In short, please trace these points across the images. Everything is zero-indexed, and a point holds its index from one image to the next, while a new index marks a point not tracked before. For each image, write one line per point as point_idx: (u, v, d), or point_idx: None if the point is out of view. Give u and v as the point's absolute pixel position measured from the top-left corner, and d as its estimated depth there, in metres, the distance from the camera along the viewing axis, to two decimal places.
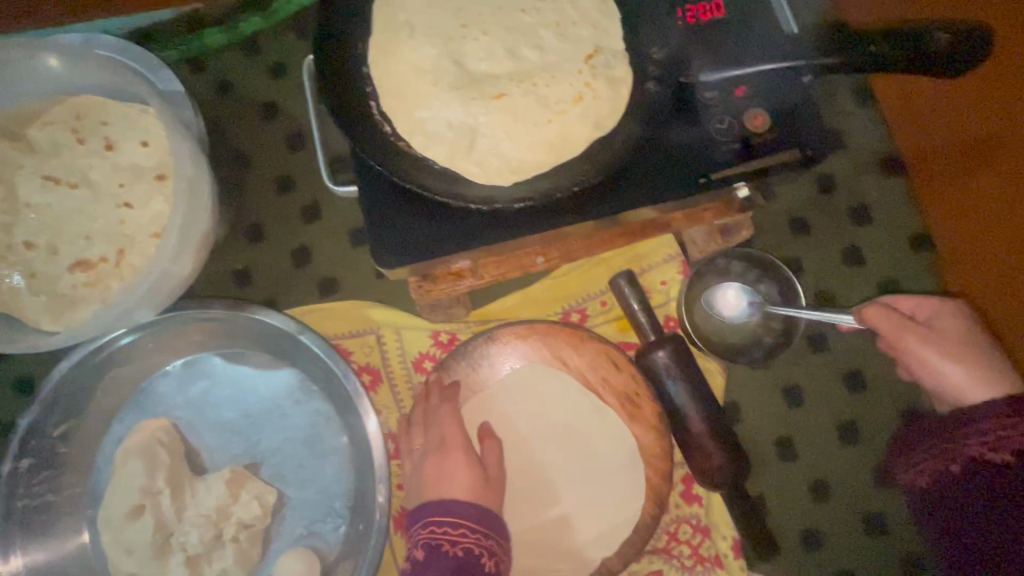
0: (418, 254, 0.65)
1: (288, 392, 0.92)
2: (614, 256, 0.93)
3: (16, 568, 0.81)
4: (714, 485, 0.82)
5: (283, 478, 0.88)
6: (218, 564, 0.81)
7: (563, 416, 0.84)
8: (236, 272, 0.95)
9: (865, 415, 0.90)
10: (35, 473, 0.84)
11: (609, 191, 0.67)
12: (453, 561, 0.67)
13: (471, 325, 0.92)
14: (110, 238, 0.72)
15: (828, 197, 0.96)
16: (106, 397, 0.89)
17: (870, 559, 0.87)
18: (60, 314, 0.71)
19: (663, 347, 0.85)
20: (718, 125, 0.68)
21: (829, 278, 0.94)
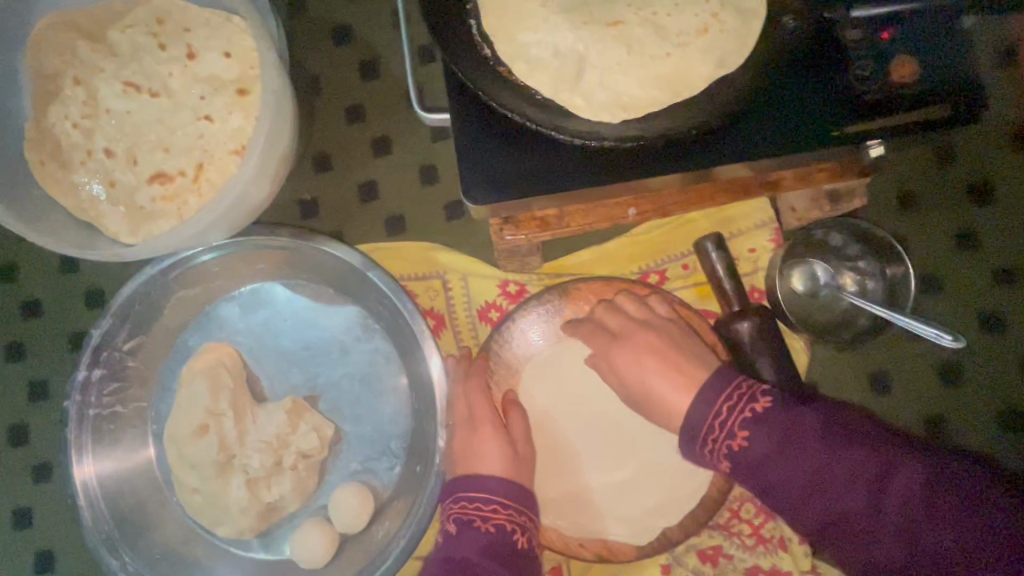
0: (512, 192, 0.61)
1: (350, 329, 0.90)
2: (701, 217, 0.86)
3: (88, 472, 0.83)
4: None
5: (341, 413, 0.88)
6: (276, 490, 0.81)
7: None
8: (303, 201, 0.92)
9: (961, 413, 0.83)
10: (105, 383, 0.86)
11: (726, 138, 0.61)
12: (486, 537, 0.67)
13: (542, 277, 0.87)
14: (188, 151, 0.69)
15: (949, 171, 0.85)
16: (172, 317, 0.89)
17: None
18: (138, 226, 0.69)
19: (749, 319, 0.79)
20: (859, 72, 0.60)
21: (939, 260, 0.84)
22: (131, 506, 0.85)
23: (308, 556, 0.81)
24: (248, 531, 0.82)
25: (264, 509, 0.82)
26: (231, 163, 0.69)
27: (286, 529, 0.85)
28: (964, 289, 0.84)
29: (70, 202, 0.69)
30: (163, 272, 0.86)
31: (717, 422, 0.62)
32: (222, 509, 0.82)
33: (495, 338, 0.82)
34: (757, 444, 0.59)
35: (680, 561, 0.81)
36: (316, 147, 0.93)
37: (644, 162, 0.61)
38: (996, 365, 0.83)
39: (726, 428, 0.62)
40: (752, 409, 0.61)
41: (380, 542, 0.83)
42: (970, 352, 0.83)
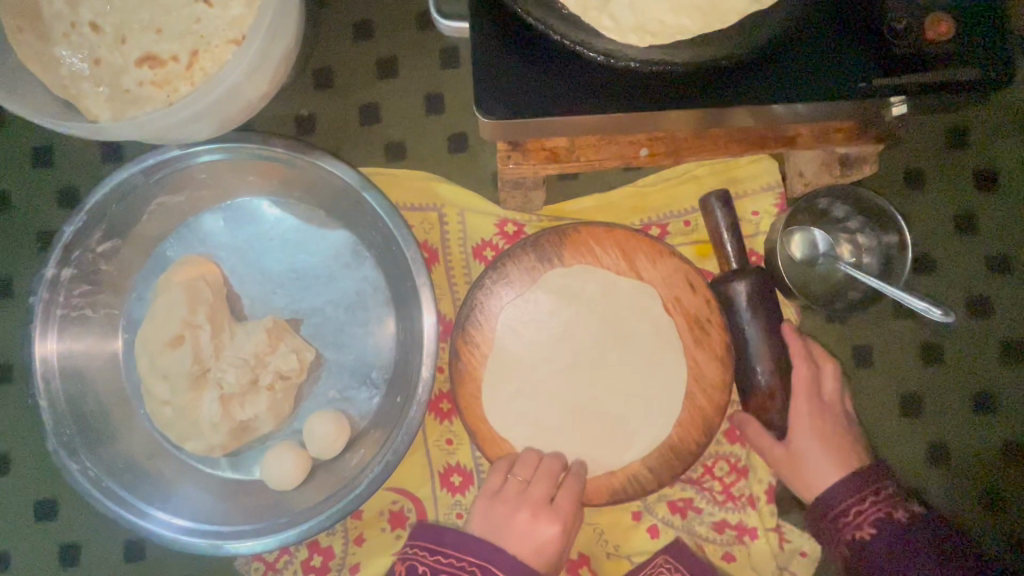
0: (528, 110, 0.57)
1: (340, 254, 0.87)
2: (708, 174, 0.85)
3: (50, 375, 0.79)
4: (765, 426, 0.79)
5: (323, 339, 0.85)
6: (250, 410, 0.79)
7: (625, 331, 0.79)
8: (300, 117, 0.88)
9: (935, 392, 0.84)
10: (76, 285, 0.81)
11: (752, 78, 0.59)
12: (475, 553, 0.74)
13: (542, 220, 0.85)
14: (182, 35, 0.64)
15: (956, 154, 0.86)
16: (152, 222, 0.85)
17: None
18: (122, 111, 0.64)
19: (747, 279, 0.78)
20: (893, 24, 0.58)
21: (934, 242, 0.85)
22: (95, 414, 0.82)
23: (279, 477, 0.79)
24: (218, 448, 0.80)
25: (236, 427, 0.80)
26: (227, 53, 0.64)
27: (257, 451, 0.84)
28: (955, 272, 0.85)
29: (49, 78, 0.64)
30: (145, 173, 0.80)
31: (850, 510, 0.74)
32: (192, 424, 0.79)
33: (488, 274, 0.79)
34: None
35: (651, 511, 0.82)
36: (318, 61, 0.88)
37: (664, 95, 0.58)
38: (975, 349, 0.84)
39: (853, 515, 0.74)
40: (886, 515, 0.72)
41: (353, 471, 0.81)
42: (952, 334, 0.85)
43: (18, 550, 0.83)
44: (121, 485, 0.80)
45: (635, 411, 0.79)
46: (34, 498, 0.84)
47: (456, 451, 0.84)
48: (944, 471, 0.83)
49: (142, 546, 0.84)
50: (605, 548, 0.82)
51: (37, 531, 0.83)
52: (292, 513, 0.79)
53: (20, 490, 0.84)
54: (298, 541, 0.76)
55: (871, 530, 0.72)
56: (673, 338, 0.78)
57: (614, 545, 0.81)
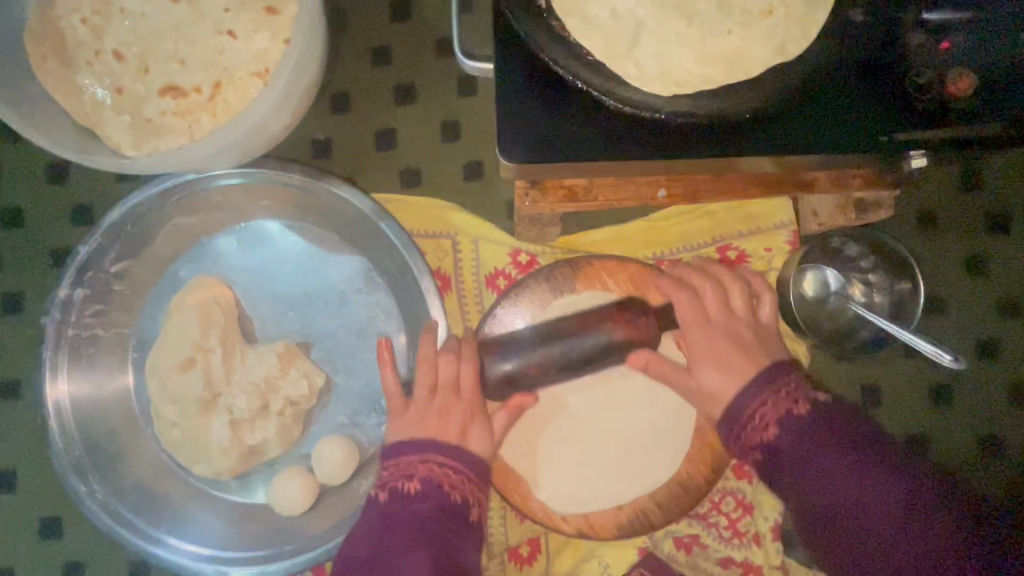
0: (549, 155, 0.57)
1: (352, 280, 0.87)
2: (722, 210, 0.86)
3: (61, 395, 0.79)
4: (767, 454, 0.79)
5: (333, 364, 0.85)
6: (260, 434, 0.79)
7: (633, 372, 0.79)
8: (316, 140, 0.88)
9: (941, 432, 0.85)
10: (87, 305, 0.81)
11: (775, 129, 0.58)
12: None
13: (555, 250, 0.85)
14: (206, 67, 0.64)
15: (968, 195, 0.86)
16: (165, 243, 0.85)
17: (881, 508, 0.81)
18: (143, 142, 0.64)
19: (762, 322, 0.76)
20: (914, 79, 0.59)
21: (944, 283, 0.86)
22: (103, 434, 0.82)
23: (287, 503, 0.79)
24: (226, 472, 0.80)
25: (245, 451, 0.80)
26: (251, 86, 0.64)
27: (264, 474, 0.83)
28: (965, 314, 0.85)
29: (72, 105, 0.64)
30: (160, 196, 0.81)
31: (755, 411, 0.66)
32: (201, 447, 0.79)
33: (501, 305, 0.80)
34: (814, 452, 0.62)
35: (657, 546, 0.82)
36: (335, 86, 0.89)
37: (688, 143, 0.58)
38: (982, 390, 0.85)
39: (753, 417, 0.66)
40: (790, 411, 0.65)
41: (361, 497, 0.81)
42: (959, 374, 0.85)
43: (21, 568, 0.83)
44: (128, 508, 0.80)
45: (637, 459, 0.79)
46: (40, 517, 0.84)
47: None
48: None
49: (146, 567, 0.83)
50: None
51: (42, 550, 0.83)
52: (299, 540, 0.79)
53: (26, 507, 0.84)
54: (305, 568, 0.77)
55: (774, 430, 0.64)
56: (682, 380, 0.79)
57: None
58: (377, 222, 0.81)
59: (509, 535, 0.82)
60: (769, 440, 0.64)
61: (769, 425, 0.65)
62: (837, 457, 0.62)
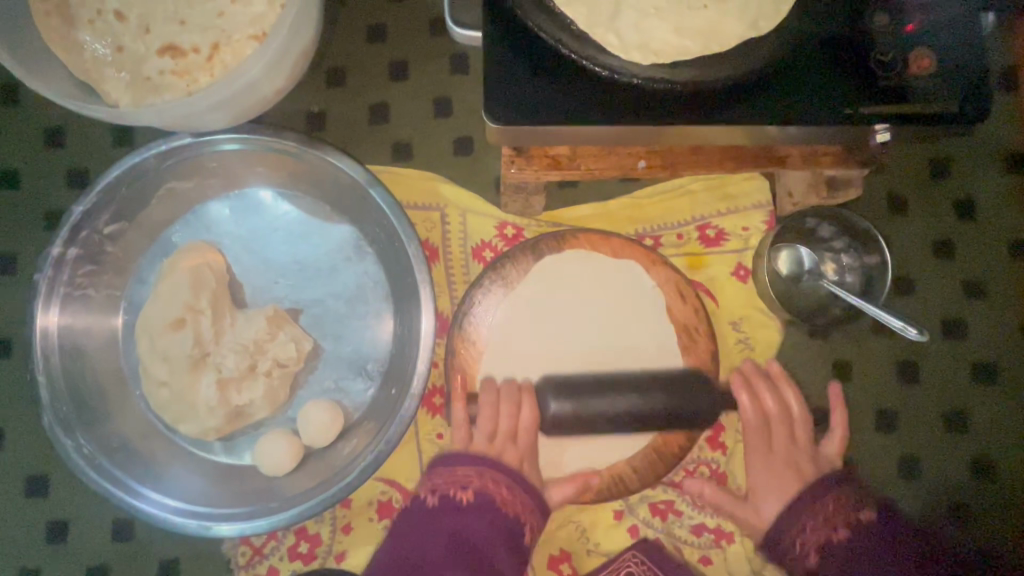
0: (532, 116, 0.60)
1: (341, 248, 0.89)
2: (702, 189, 0.89)
3: (49, 353, 0.80)
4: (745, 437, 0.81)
5: (322, 330, 0.87)
6: (247, 394, 0.81)
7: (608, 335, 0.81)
8: (310, 113, 0.91)
9: (909, 407, 0.88)
10: (80, 264, 0.82)
11: (745, 98, 0.61)
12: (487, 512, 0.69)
13: (541, 224, 0.88)
14: (205, 29, 0.67)
15: (937, 182, 0.90)
16: (160, 207, 0.87)
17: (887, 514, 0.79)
18: (140, 98, 0.66)
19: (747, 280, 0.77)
20: (879, 58, 0.62)
21: (913, 265, 0.89)
22: (91, 392, 0.83)
23: (270, 464, 0.81)
24: (212, 432, 0.81)
25: (232, 412, 0.81)
26: (248, 48, 0.67)
27: (249, 437, 0.85)
28: (932, 295, 0.89)
29: (74, 62, 0.66)
30: (156, 159, 0.82)
31: (803, 526, 0.73)
32: (189, 406, 0.81)
33: (487, 274, 0.82)
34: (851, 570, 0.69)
35: (633, 511, 0.84)
36: (331, 61, 0.91)
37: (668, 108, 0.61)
38: (949, 369, 0.88)
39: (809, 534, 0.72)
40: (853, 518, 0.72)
41: (345, 459, 0.83)
42: (926, 353, 0.88)
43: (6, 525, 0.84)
44: (114, 464, 0.80)
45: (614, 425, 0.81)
46: (25, 474, 0.84)
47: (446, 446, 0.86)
48: (916, 487, 0.87)
49: (130, 525, 0.85)
50: (586, 545, 0.84)
51: (26, 507, 0.84)
52: (282, 498, 0.80)
53: (12, 465, 0.84)
54: (287, 525, 0.78)
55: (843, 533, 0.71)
56: (661, 343, 0.81)
57: (595, 542, 0.83)
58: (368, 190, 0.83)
59: None
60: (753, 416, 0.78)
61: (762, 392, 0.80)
62: (863, 569, 0.68)
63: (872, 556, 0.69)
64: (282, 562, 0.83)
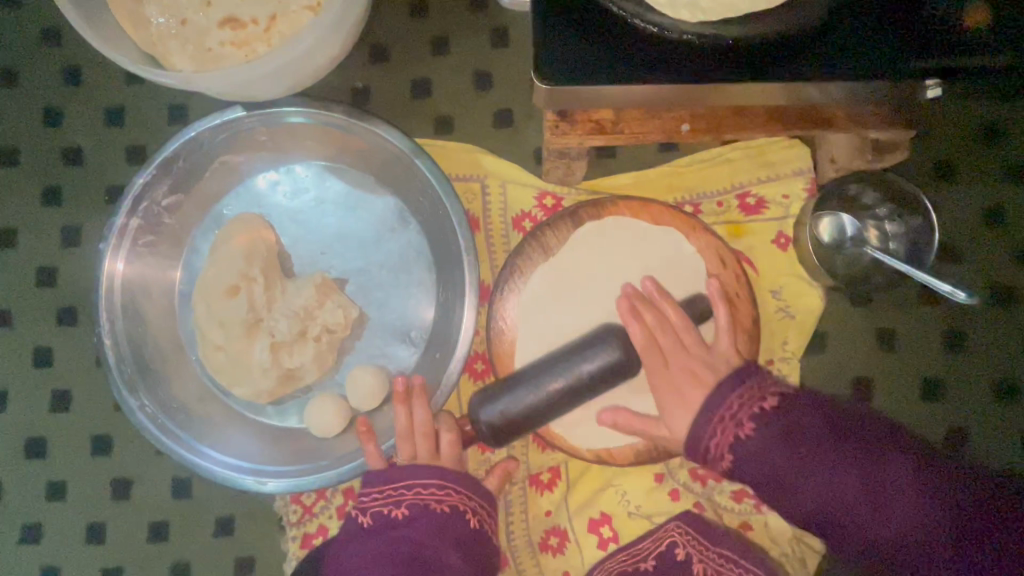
0: (582, 77, 0.61)
1: (386, 219, 0.91)
2: (742, 157, 0.89)
3: (114, 317, 0.85)
4: None
5: (367, 299, 0.90)
6: (298, 358, 0.84)
7: None
8: (355, 88, 0.93)
9: (953, 375, 0.87)
10: (141, 234, 0.87)
11: (792, 55, 0.62)
12: (436, 520, 0.71)
13: (580, 193, 0.90)
14: (263, 1, 0.70)
15: (985, 146, 0.88)
16: (213, 181, 0.90)
17: None
18: (203, 69, 0.69)
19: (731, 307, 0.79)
20: (932, 11, 0.62)
21: (960, 232, 0.88)
22: (153, 357, 0.87)
23: (319, 426, 0.83)
24: (265, 394, 0.85)
25: (284, 375, 0.84)
26: (304, 18, 0.69)
27: (299, 400, 0.88)
28: (980, 262, 0.87)
29: (141, 36, 0.70)
30: (212, 133, 0.86)
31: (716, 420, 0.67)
32: (244, 369, 0.84)
33: (528, 242, 0.84)
34: (750, 443, 0.65)
35: (673, 476, 0.85)
36: (375, 37, 0.94)
37: (718, 66, 0.62)
38: (996, 336, 0.87)
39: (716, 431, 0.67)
40: (759, 407, 0.66)
41: (392, 421, 0.85)
42: (972, 321, 0.87)
43: (76, 482, 0.89)
44: (175, 423, 0.85)
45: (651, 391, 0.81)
46: (92, 435, 0.89)
47: None
48: (962, 454, 0.86)
49: (189, 484, 0.89)
50: (627, 509, 0.85)
51: (93, 465, 0.89)
52: (332, 457, 0.83)
53: (80, 426, 0.89)
54: (339, 482, 0.81)
55: (749, 425, 0.65)
56: None
57: (635, 506, 0.85)
58: (413, 159, 0.85)
59: (531, 462, 0.86)
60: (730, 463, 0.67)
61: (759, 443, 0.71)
62: (781, 454, 0.64)
63: (840, 484, 0.63)
64: (332, 520, 0.87)
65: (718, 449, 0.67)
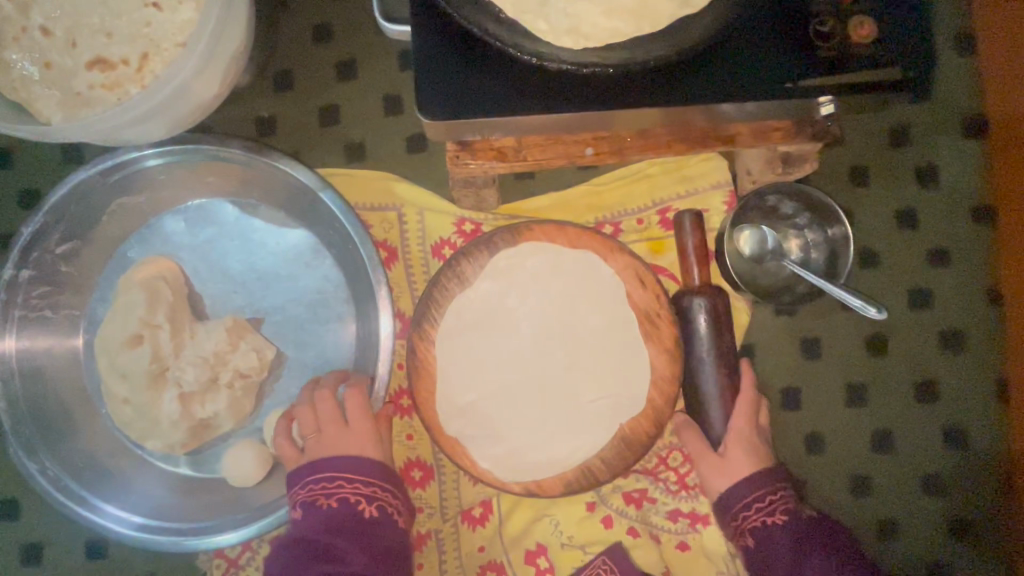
0: (467, 112, 0.60)
1: (299, 253, 0.88)
2: (660, 173, 0.88)
3: (9, 377, 0.80)
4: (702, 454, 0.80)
5: (285, 338, 0.86)
6: (210, 407, 0.80)
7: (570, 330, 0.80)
8: (260, 119, 0.90)
9: (878, 379, 0.87)
10: (35, 286, 0.82)
11: (680, 79, 0.61)
12: (328, 516, 0.69)
13: (498, 217, 0.87)
14: (133, 40, 0.66)
15: (897, 150, 0.89)
16: (113, 224, 0.86)
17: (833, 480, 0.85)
18: (72, 114, 0.65)
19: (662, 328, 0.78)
20: (819, 27, 0.61)
21: (877, 237, 0.88)
22: (55, 414, 0.82)
23: (239, 474, 0.81)
24: (178, 446, 0.81)
25: (195, 425, 0.80)
26: (177, 56, 0.65)
27: (217, 449, 0.85)
28: (898, 266, 0.88)
29: (3, 81, 0.65)
30: (101, 175, 0.82)
31: (753, 504, 0.75)
32: (153, 422, 0.80)
33: (443, 272, 0.81)
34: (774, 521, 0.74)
35: (605, 501, 0.84)
36: (278, 64, 0.90)
37: (602, 94, 0.61)
38: (917, 337, 0.87)
39: (756, 507, 0.75)
40: (787, 509, 0.75)
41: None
42: (893, 324, 0.87)
43: None
44: (81, 484, 0.80)
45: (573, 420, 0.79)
46: None
47: (416, 446, 0.85)
48: (891, 458, 0.86)
49: (105, 544, 0.85)
50: (561, 539, 0.83)
51: (0, 531, 0.84)
52: (251, 508, 0.80)
53: None
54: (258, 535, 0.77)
55: (783, 518, 0.73)
56: (626, 333, 0.79)
57: (568, 535, 0.83)
58: (319, 194, 0.82)
59: (462, 497, 0.84)
60: (768, 526, 0.74)
61: (775, 514, 0.74)
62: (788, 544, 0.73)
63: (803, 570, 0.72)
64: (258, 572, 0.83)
65: (763, 505, 0.74)
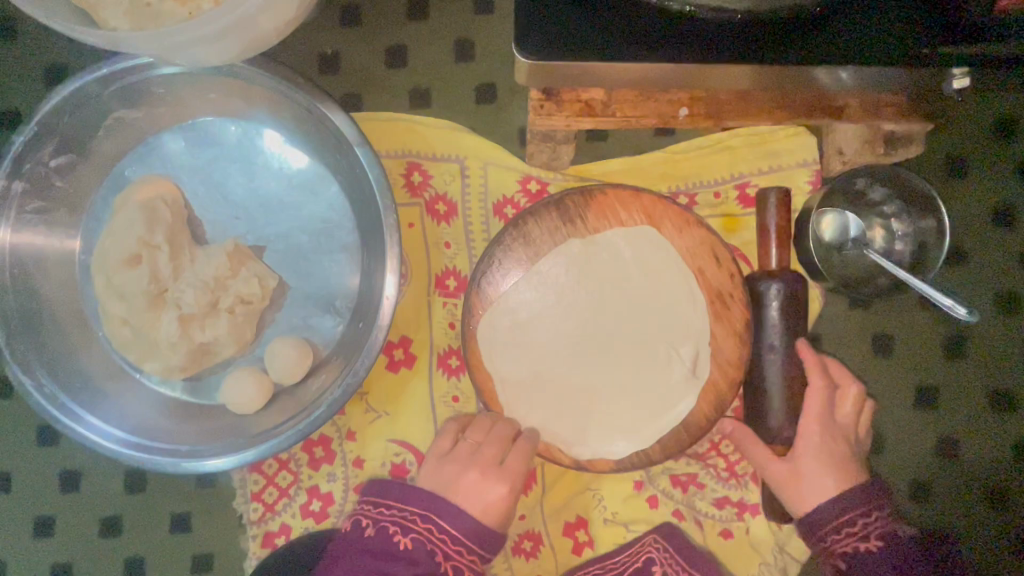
0: (564, 50, 0.55)
1: (303, 179, 0.85)
2: (742, 145, 0.82)
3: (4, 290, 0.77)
4: (762, 438, 0.76)
5: (287, 267, 0.84)
6: (210, 331, 0.77)
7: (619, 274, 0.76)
8: (323, 54, 0.85)
9: (951, 383, 0.82)
10: (29, 199, 0.78)
11: (802, 34, 0.55)
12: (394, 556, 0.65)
13: (567, 178, 0.83)
14: None
15: (1002, 142, 0.82)
16: (108, 138, 0.82)
17: (906, 429, 0.82)
18: (139, 26, 0.62)
19: (735, 310, 0.75)
20: None
21: (967, 233, 0.83)
22: (51, 335, 0.80)
23: (239, 401, 0.78)
24: (177, 370, 0.79)
25: (196, 349, 0.78)
26: None
27: (218, 377, 0.83)
28: (986, 266, 0.82)
29: None
30: (98, 83, 0.76)
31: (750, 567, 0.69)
32: (151, 342, 0.78)
33: (508, 231, 0.76)
34: None
35: (651, 482, 0.82)
36: None
37: (718, 47, 0.55)
38: (998, 342, 0.82)
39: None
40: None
41: (313, 395, 0.79)
42: (975, 327, 0.82)
43: (18, 474, 0.84)
44: (75, 403, 0.77)
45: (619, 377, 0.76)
46: (36, 424, 0.84)
47: (461, 409, 0.82)
48: (955, 464, 0.82)
49: (143, 478, 0.84)
50: (603, 514, 0.82)
51: (39, 457, 0.84)
52: (250, 435, 0.77)
53: (23, 413, 0.84)
54: (259, 460, 0.74)
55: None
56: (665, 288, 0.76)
57: (612, 512, 0.82)
58: (354, 148, 0.76)
59: None
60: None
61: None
62: None
63: None
64: (294, 520, 0.82)
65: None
